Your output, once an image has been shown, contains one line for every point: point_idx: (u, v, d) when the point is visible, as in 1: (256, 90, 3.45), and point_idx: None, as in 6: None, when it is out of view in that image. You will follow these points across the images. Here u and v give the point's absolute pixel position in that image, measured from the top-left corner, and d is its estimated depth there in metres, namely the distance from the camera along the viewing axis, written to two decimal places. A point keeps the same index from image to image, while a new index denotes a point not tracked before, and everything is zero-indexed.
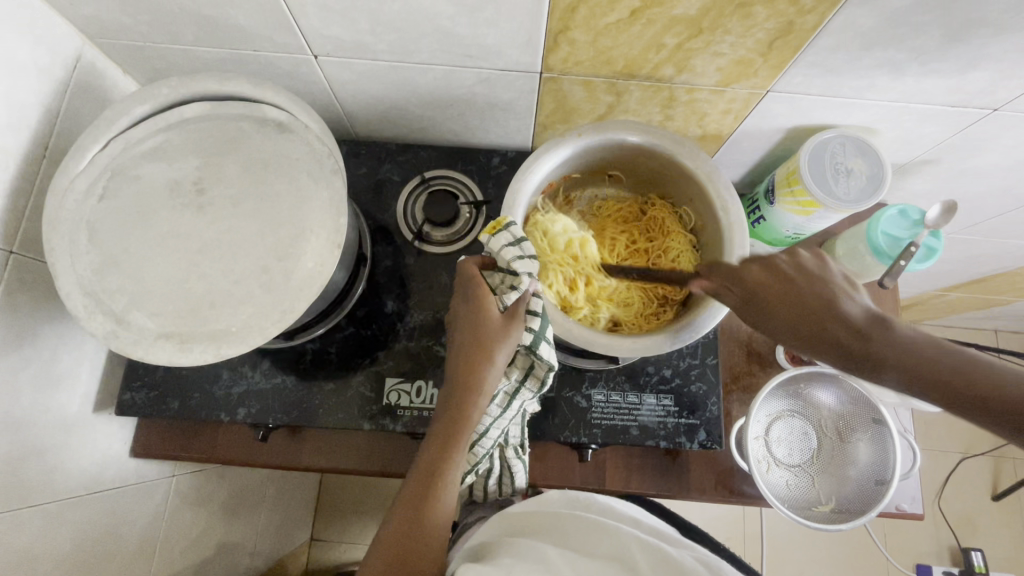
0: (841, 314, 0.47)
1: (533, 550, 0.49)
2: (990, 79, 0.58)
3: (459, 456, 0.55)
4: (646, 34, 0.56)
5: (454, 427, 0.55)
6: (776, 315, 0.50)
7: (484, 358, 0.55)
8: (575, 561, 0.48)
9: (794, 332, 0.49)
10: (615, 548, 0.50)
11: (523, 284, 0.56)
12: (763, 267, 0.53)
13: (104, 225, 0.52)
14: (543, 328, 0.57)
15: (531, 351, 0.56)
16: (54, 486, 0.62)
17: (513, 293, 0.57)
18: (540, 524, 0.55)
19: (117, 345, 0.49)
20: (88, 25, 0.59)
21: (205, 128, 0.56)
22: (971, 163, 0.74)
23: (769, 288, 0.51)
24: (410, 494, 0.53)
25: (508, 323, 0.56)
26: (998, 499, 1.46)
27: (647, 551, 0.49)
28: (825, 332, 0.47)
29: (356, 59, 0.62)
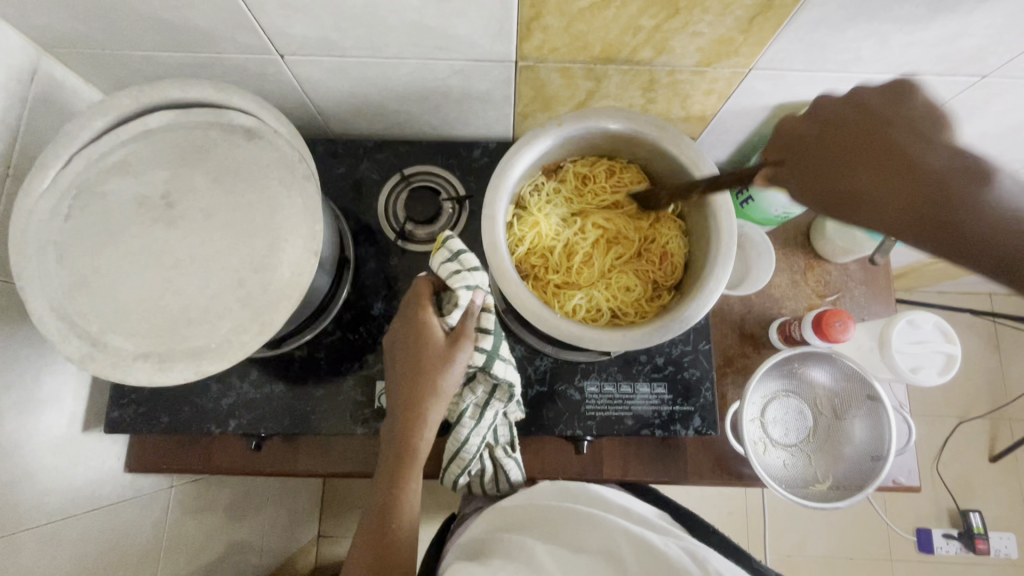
0: (909, 151, 0.47)
1: (521, 548, 0.50)
2: (979, 46, 0.56)
3: (416, 475, 0.56)
4: (621, 17, 0.54)
5: (405, 449, 0.56)
6: (826, 179, 0.51)
7: (427, 381, 0.54)
8: (563, 559, 0.48)
9: (864, 176, 0.48)
10: (604, 542, 0.50)
11: (463, 301, 0.54)
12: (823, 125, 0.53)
13: (72, 245, 0.51)
14: (494, 344, 0.56)
15: (485, 370, 0.56)
16: (48, 508, 0.62)
17: (460, 311, 0.55)
18: (532, 518, 0.55)
19: (94, 368, 0.48)
20: (42, 34, 0.57)
21: (171, 139, 0.55)
22: (960, 132, 0.73)
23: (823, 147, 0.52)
24: (371, 515, 0.56)
25: (451, 341, 0.55)
26: (995, 460, 1.48)
27: (634, 544, 0.48)
28: (890, 167, 0.47)
29: (324, 57, 0.60)
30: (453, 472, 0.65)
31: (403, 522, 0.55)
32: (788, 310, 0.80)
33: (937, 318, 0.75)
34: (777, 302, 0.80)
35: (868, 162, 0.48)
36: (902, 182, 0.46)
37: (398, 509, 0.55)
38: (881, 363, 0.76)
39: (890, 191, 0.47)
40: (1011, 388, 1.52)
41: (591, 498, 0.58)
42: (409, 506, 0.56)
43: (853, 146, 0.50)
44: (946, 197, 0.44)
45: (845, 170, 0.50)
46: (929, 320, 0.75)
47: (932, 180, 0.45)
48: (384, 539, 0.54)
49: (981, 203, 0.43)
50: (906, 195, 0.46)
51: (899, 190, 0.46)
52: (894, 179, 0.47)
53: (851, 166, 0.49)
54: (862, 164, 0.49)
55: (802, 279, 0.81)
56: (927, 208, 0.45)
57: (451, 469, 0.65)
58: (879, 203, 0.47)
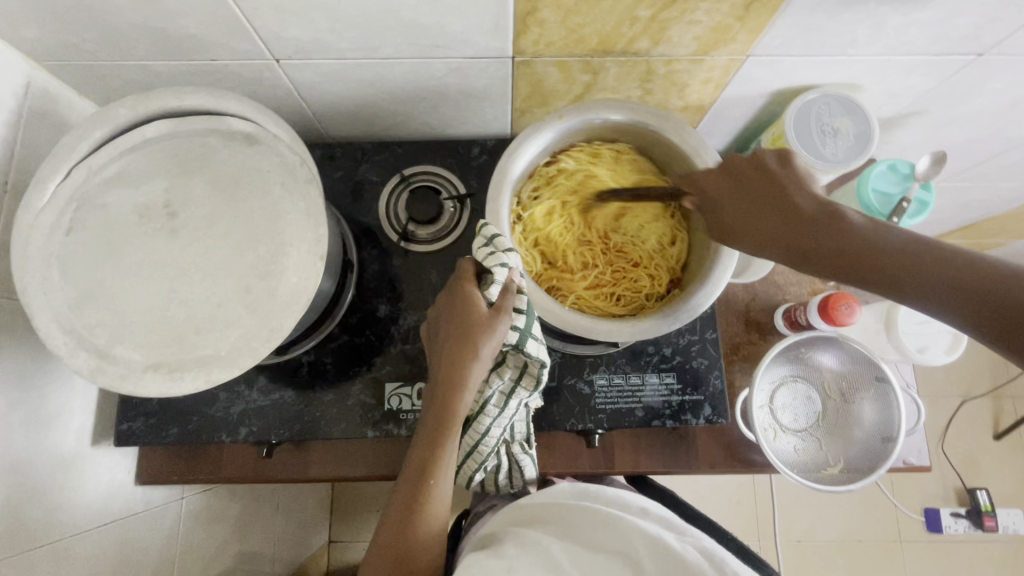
0: (841, 229, 0.50)
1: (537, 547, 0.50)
2: (974, 25, 0.56)
3: (449, 458, 0.56)
4: (617, 8, 0.53)
5: (439, 430, 0.55)
6: (744, 211, 0.55)
7: (462, 364, 0.54)
8: (578, 561, 0.48)
9: (798, 250, 0.52)
10: (619, 541, 0.49)
11: (502, 278, 0.54)
12: (736, 177, 0.57)
13: (75, 258, 0.50)
14: (527, 324, 0.55)
15: (519, 349, 0.55)
16: (61, 524, 0.61)
17: (498, 287, 0.54)
18: (550, 517, 0.55)
19: (104, 382, 0.48)
20: (35, 47, 0.56)
21: (170, 147, 0.54)
22: (958, 111, 0.73)
23: (749, 198, 0.56)
24: (400, 499, 0.56)
25: (487, 323, 0.53)
26: (999, 437, 1.49)
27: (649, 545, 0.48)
28: (833, 240, 0.50)
29: (320, 60, 0.60)
30: (469, 468, 0.65)
31: (431, 507, 0.55)
32: (792, 295, 0.80)
33: None
34: (780, 288, 0.80)
35: (779, 208, 0.54)
36: (841, 259, 0.49)
37: (427, 493, 0.55)
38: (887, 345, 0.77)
39: (829, 259, 0.50)
40: (1012, 366, 1.53)
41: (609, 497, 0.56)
42: (438, 490, 0.56)
43: (765, 199, 0.55)
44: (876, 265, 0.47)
45: (764, 219, 0.54)
46: None
47: (877, 254, 0.47)
48: (413, 522, 0.54)
49: (906, 247, 0.47)
50: (884, 273, 0.47)
51: (864, 261, 0.48)
52: (795, 222, 0.52)
53: (783, 225, 0.53)
54: (783, 226, 0.53)
55: None
56: (871, 265, 0.47)
57: (468, 464, 0.65)
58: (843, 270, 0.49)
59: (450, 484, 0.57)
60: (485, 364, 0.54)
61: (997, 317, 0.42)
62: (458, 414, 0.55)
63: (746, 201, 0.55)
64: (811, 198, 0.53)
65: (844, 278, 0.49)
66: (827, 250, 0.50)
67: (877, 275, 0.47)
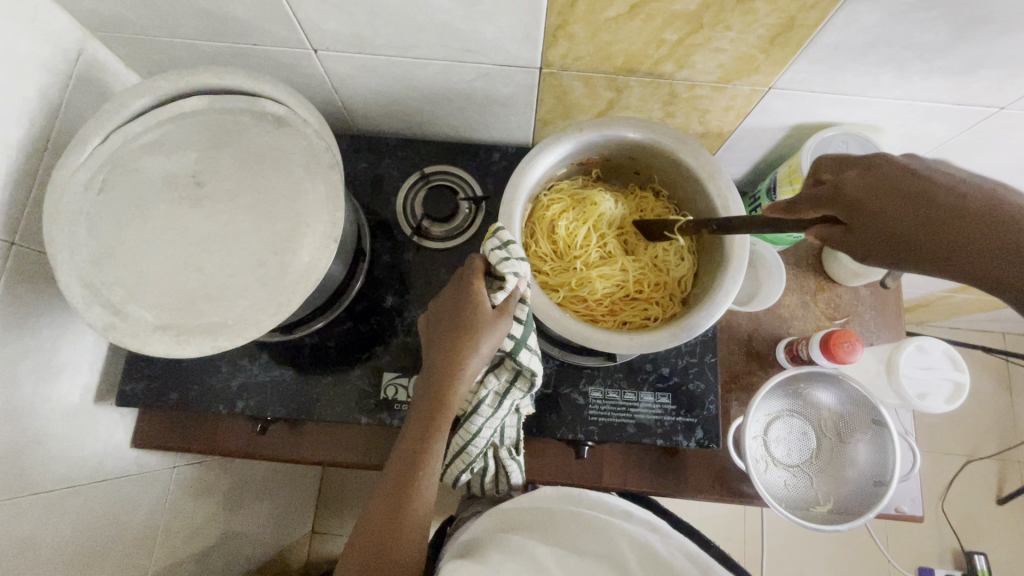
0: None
1: (525, 549, 0.50)
2: (996, 77, 0.57)
3: (435, 454, 0.56)
4: (645, 29, 0.55)
5: (431, 422, 0.56)
6: (883, 218, 0.44)
7: (462, 356, 0.54)
8: (566, 563, 0.49)
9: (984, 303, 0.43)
10: (608, 549, 0.51)
11: (509, 287, 0.55)
12: (873, 181, 0.46)
13: (102, 217, 0.53)
14: (524, 334, 0.57)
15: (512, 356, 0.57)
16: (58, 474, 0.63)
17: (504, 293, 0.56)
18: (533, 521, 0.56)
19: (115, 337, 0.50)
20: (90, 18, 0.60)
21: (204, 122, 0.56)
22: (977, 162, 0.73)
23: (882, 206, 0.44)
24: (385, 491, 0.55)
25: (493, 323, 0.55)
26: (1002, 502, 1.45)
27: (638, 556, 0.50)
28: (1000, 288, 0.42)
29: (355, 54, 0.62)
30: (455, 468, 0.66)
31: (418, 500, 0.55)
32: (796, 329, 0.80)
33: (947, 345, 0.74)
34: (785, 321, 0.80)
35: (928, 219, 0.42)
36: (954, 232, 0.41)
37: (413, 485, 0.55)
38: (886, 388, 0.76)
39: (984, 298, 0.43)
40: (1021, 430, 1.50)
41: (593, 500, 0.58)
42: (425, 484, 0.56)
43: (926, 210, 0.43)
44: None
45: (909, 221, 0.43)
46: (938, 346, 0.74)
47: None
48: (400, 513, 0.54)
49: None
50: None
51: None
52: (932, 209, 0.43)
53: (939, 231, 0.42)
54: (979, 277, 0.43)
55: (812, 300, 0.80)
56: (996, 248, 0.40)
57: (455, 463, 0.65)
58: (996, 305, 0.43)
59: (435, 482, 0.57)
60: (484, 359, 0.55)
61: None
62: (451, 407, 0.56)
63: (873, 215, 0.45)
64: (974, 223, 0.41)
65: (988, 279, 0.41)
66: (969, 261, 0.41)
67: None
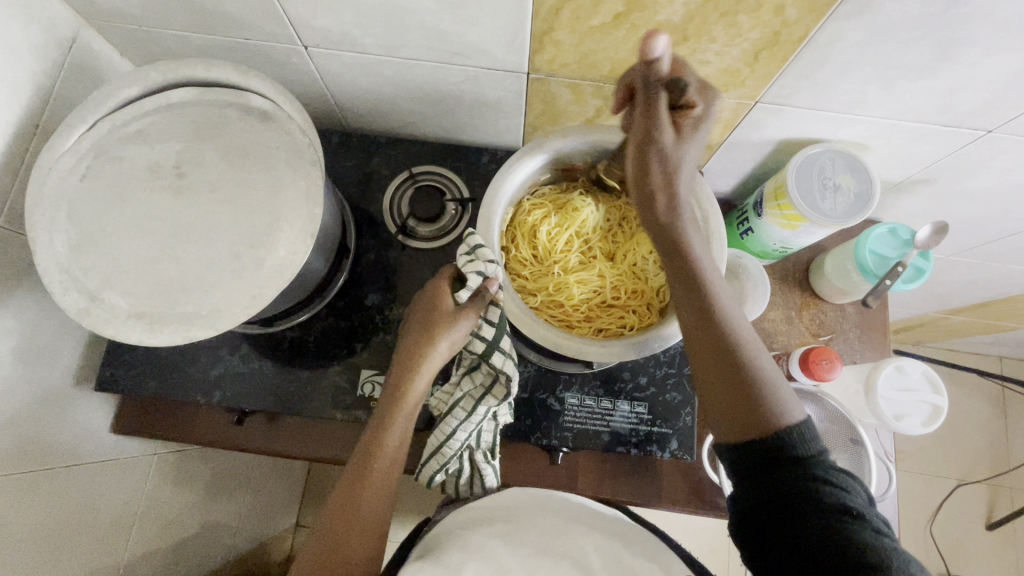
0: (703, 274, 0.55)
1: (486, 549, 0.52)
2: (983, 100, 0.57)
3: (393, 448, 0.55)
4: (631, 38, 0.55)
5: (389, 415, 0.56)
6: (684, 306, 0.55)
7: (421, 350, 0.55)
8: (527, 562, 0.51)
9: (676, 277, 0.56)
10: (571, 547, 0.53)
11: (475, 285, 0.56)
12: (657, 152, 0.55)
13: (84, 203, 0.53)
14: (497, 336, 0.59)
15: (485, 358, 0.59)
16: (33, 456, 0.64)
17: (469, 291, 0.57)
18: (498, 516, 0.58)
19: (89, 322, 0.50)
20: (85, 6, 0.61)
21: (189, 113, 0.57)
22: (966, 185, 0.73)
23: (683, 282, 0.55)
24: (342, 485, 0.54)
25: (455, 317, 0.56)
26: (991, 528, 1.44)
27: (601, 557, 0.53)
28: (691, 280, 0.55)
29: (345, 52, 0.63)
30: (430, 468, 0.66)
31: (374, 492, 0.54)
32: (779, 345, 0.79)
33: (928, 367, 0.73)
34: (768, 336, 0.79)
35: (688, 275, 0.55)
36: (693, 298, 0.54)
37: (370, 478, 0.54)
38: (864, 408, 0.75)
39: (679, 285, 0.55)
40: (1013, 456, 1.49)
41: (560, 501, 0.61)
42: (383, 478, 0.54)
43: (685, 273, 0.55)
44: (731, 346, 0.51)
45: (677, 286, 0.55)
46: (919, 369, 0.73)
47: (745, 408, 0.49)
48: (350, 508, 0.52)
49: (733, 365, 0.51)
50: (741, 333, 0.52)
51: (710, 346, 0.52)
52: (686, 285, 0.55)
53: (687, 291, 0.55)
54: (691, 270, 0.55)
55: (797, 316, 0.80)
56: (708, 339, 0.52)
57: (430, 464, 0.66)
58: (676, 282, 0.56)
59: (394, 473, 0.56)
60: (445, 353, 0.56)
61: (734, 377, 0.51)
62: (408, 398, 0.56)
63: (636, 166, 0.57)
64: (660, 159, 0.55)
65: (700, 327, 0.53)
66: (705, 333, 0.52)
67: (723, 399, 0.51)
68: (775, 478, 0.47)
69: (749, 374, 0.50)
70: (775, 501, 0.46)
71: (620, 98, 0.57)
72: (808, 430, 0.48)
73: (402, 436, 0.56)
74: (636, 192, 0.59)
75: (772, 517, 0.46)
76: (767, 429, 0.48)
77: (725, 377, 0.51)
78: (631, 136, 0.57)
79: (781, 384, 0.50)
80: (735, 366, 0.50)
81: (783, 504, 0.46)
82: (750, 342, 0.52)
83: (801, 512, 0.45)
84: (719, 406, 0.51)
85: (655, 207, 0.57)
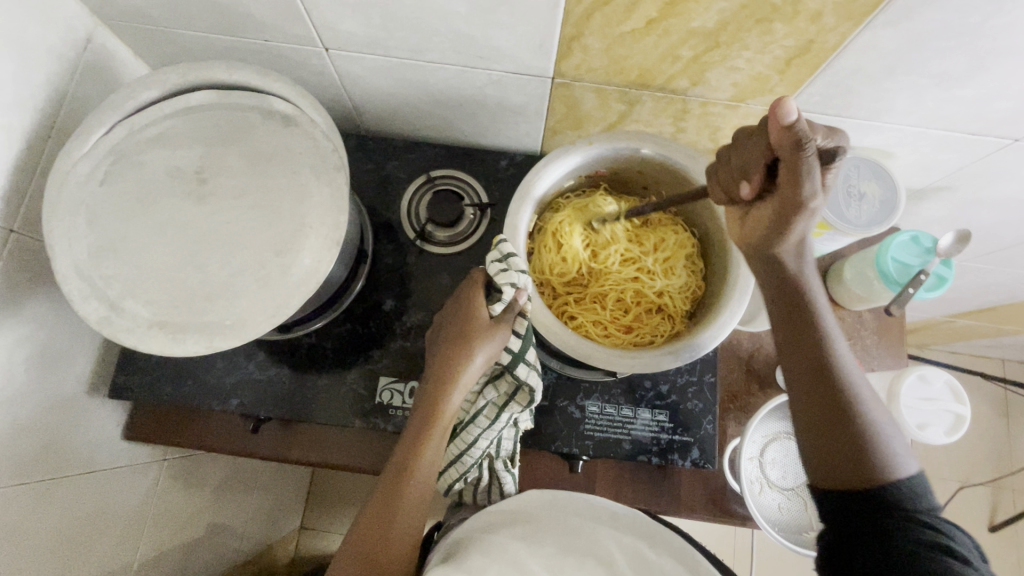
0: (819, 321, 0.52)
1: (508, 552, 0.49)
2: (1013, 109, 0.56)
3: (428, 457, 0.54)
4: (661, 44, 0.55)
5: (424, 425, 0.55)
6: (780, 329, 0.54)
7: (456, 362, 0.55)
8: (550, 562, 0.48)
9: (782, 314, 0.54)
10: (593, 546, 0.51)
11: (507, 297, 0.55)
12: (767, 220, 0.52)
13: (103, 209, 0.52)
14: (522, 348, 0.58)
15: (509, 369, 0.58)
16: (47, 464, 0.62)
17: (502, 304, 0.56)
18: (515, 518, 0.55)
19: (110, 332, 0.49)
20: (102, 6, 0.59)
21: (210, 117, 0.56)
22: (987, 193, 0.72)
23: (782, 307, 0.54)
24: (379, 490, 0.54)
25: (492, 330, 0.56)
26: (994, 530, 1.45)
27: (625, 558, 0.50)
28: (802, 318, 0.53)
29: (367, 55, 0.62)
30: (449, 476, 0.65)
31: (411, 501, 0.53)
32: None
33: (950, 376, 0.74)
34: None
35: (789, 303, 0.54)
36: (794, 335, 0.53)
37: (405, 486, 0.53)
38: None
39: (788, 323, 0.54)
40: (1016, 459, 1.50)
41: (582, 505, 0.57)
42: (417, 487, 0.54)
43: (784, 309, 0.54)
44: (834, 399, 0.50)
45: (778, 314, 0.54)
46: (941, 378, 0.73)
47: (842, 452, 0.49)
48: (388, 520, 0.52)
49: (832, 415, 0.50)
50: (854, 387, 0.51)
51: (819, 391, 0.51)
52: (795, 315, 0.53)
53: (784, 318, 0.54)
54: (805, 312, 0.53)
55: None
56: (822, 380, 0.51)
57: (449, 471, 0.65)
58: (783, 324, 0.54)
59: (430, 483, 0.55)
60: (481, 366, 0.55)
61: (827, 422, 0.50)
62: (443, 409, 0.55)
63: (765, 219, 0.52)
64: (804, 222, 0.49)
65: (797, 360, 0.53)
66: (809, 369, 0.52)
67: (818, 444, 0.51)
68: (865, 510, 0.48)
69: (861, 426, 0.49)
70: (856, 527, 0.48)
71: (761, 176, 0.49)
72: (919, 488, 0.48)
73: (438, 448, 0.55)
74: (755, 249, 0.54)
75: (858, 543, 0.48)
76: (877, 480, 0.48)
77: (829, 423, 0.50)
78: (774, 197, 0.50)
79: (899, 443, 0.49)
80: (840, 418, 0.50)
81: (868, 529, 0.47)
82: (864, 397, 0.51)
83: (888, 540, 0.46)
84: (811, 448, 0.51)
85: (782, 241, 0.52)
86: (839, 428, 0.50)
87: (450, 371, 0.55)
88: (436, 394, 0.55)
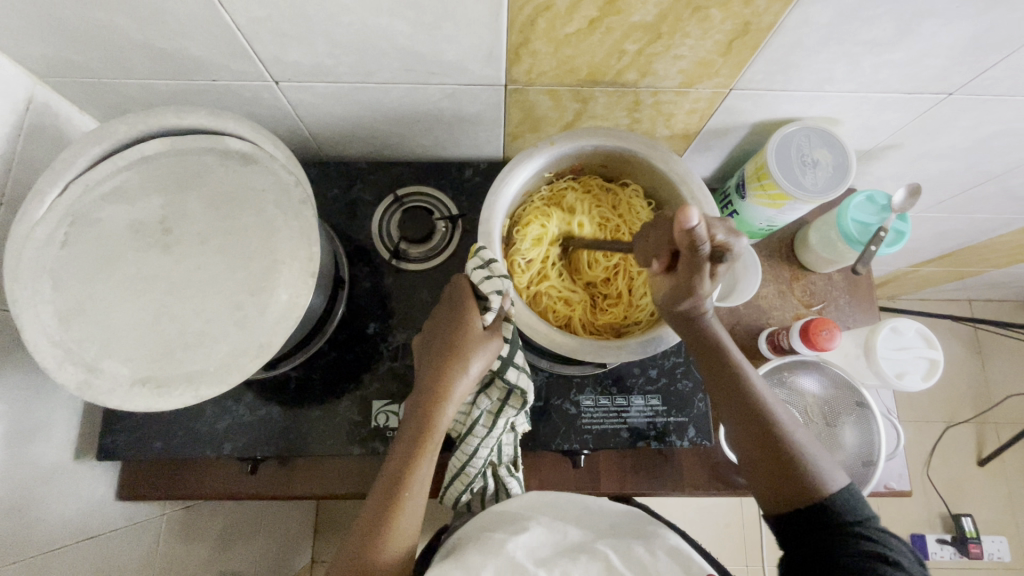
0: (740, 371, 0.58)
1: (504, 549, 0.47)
2: (943, 66, 0.59)
3: (424, 464, 0.55)
4: (606, 41, 0.56)
5: (417, 441, 0.55)
6: (720, 380, 0.59)
7: (449, 375, 0.55)
8: (544, 560, 0.47)
9: (720, 381, 0.59)
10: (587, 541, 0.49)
11: (496, 306, 0.56)
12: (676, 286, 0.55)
13: (66, 272, 0.51)
14: (510, 353, 0.60)
15: (499, 375, 0.59)
16: (41, 538, 0.60)
17: (492, 314, 0.56)
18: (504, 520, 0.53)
19: (90, 395, 0.48)
20: (38, 63, 0.58)
21: (168, 165, 0.55)
22: (932, 145, 0.76)
23: (725, 379, 0.59)
24: (373, 503, 0.54)
25: (481, 342, 0.56)
26: (982, 463, 1.51)
27: (621, 555, 0.48)
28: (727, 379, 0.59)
29: (318, 83, 0.62)
30: (455, 490, 0.65)
31: (400, 521, 0.53)
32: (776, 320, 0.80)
33: (920, 324, 0.77)
34: (764, 313, 0.81)
35: (704, 353, 0.60)
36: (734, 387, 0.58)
37: (401, 495, 0.53)
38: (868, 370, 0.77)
39: (713, 375, 0.60)
40: (993, 392, 1.56)
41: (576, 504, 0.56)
42: (412, 501, 0.54)
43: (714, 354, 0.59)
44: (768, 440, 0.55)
45: (711, 366, 0.60)
46: (912, 326, 0.76)
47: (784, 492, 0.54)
48: (381, 530, 0.52)
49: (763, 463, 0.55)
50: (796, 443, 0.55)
51: (770, 445, 0.55)
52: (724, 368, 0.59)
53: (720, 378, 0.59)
54: (731, 372, 0.58)
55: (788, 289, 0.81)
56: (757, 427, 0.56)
57: (453, 485, 0.65)
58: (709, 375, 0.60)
59: (423, 500, 0.55)
60: (472, 378, 0.56)
61: (773, 470, 0.54)
62: (436, 424, 0.55)
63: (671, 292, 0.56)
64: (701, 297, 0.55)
65: (732, 412, 0.58)
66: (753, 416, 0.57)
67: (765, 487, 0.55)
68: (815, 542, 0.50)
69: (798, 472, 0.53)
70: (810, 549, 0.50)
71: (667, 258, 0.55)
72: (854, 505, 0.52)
73: (430, 464, 0.55)
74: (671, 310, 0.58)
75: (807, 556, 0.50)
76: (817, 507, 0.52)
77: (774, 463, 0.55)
78: (673, 278, 0.56)
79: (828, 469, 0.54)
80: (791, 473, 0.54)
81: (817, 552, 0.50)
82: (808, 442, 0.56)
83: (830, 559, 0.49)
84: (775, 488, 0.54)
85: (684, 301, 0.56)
86: (778, 470, 0.54)
87: (443, 380, 0.55)
88: (429, 404, 0.55)
